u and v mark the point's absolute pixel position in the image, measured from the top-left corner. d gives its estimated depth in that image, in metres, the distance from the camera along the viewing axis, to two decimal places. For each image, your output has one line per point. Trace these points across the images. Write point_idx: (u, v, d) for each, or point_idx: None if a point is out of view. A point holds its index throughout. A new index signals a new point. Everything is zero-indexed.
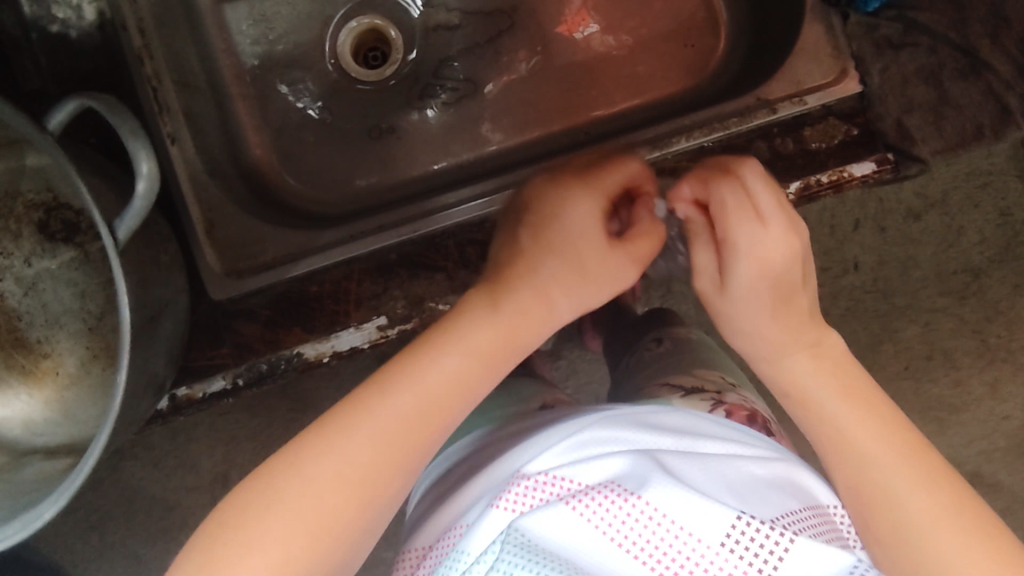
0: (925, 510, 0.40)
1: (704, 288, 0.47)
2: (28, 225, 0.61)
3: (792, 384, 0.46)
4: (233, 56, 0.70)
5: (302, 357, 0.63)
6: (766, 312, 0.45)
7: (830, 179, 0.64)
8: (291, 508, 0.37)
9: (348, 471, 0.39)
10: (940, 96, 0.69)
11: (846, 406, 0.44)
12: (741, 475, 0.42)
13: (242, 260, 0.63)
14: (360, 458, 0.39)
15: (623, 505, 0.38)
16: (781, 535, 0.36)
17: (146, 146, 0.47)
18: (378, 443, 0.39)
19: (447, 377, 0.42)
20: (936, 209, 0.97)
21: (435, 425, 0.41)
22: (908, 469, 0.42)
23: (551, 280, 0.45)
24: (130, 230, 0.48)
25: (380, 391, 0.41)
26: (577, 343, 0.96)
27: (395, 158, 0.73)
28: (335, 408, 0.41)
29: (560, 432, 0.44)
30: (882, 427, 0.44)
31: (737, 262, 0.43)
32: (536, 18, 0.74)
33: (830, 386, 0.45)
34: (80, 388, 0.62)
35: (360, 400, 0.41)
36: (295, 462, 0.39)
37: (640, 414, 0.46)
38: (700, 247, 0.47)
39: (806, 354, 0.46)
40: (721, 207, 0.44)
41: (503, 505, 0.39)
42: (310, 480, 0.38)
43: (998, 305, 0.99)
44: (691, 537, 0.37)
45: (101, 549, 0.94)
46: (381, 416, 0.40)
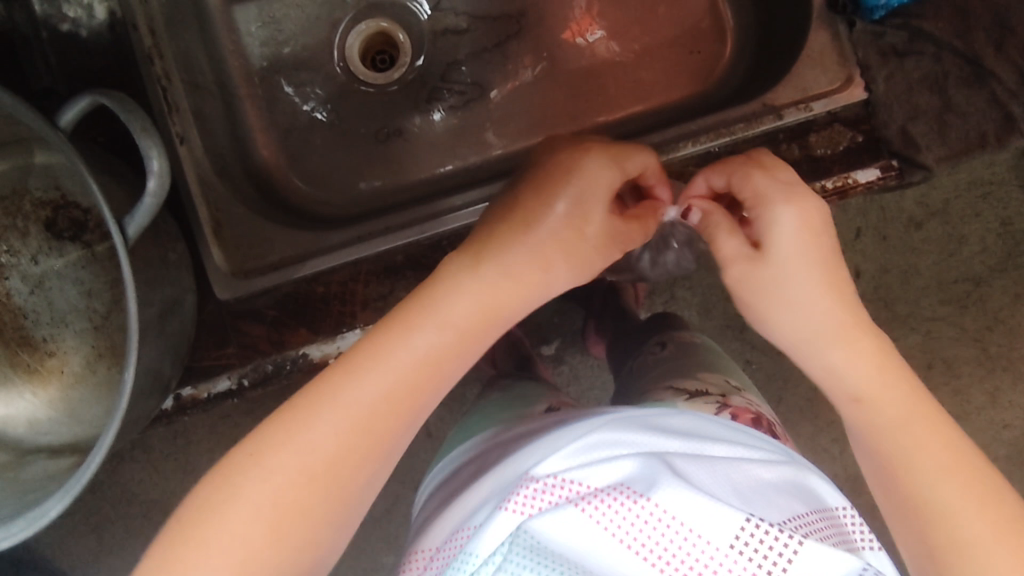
0: (953, 496, 0.39)
1: (738, 267, 0.47)
2: (35, 223, 0.61)
3: (843, 378, 0.45)
4: (242, 57, 0.70)
5: (307, 358, 0.64)
6: (808, 286, 0.45)
7: (834, 186, 0.66)
8: (241, 507, 0.37)
9: (312, 464, 0.38)
10: (943, 103, 0.69)
11: (885, 390, 0.43)
12: (751, 479, 0.42)
13: (249, 260, 0.62)
14: (327, 447, 0.39)
15: (632, 507, 0.37)
16: (791, 538, 0.36)
17: (158, 143, 0.47)
18: (332, 441, 0.39)
19: (419, 355, 0.41)
20: (937, 218, 0.97)
21: (404, 407, 0.41)
22: (945, 462, 0.41)
23: (550, 249, 0.45)
24: (140, 227, 0.47)
25: (335, 384, 0.40)
26: (580, 349, 0.96)
27: (401, 161, 0.73)
28: (291, 403, 0.40)
29: (568, 436, 0.44)
30: (927, 427, 0.42)
31: (780, 215, 0.45)
32: (543, 23, 0.74)
33: (878, 376, 0.44)
34: (85, 387, 0.62)
35: (315, 393, 0.40)
36: (255, 452, 0.38)
37: (648, 417, 0.46)
38: (724, 236, 0.48)
39: (856, 346, 0.45)
40: (750, 187, 0.47)
41: (511, 508, 0.39)
42: (262, 478, 0.37)
43: (998, 314, 0.99)
44: (701, 539, 0.37)
45: (99, 551, 0.94)
46: (350, 401, 0.39)
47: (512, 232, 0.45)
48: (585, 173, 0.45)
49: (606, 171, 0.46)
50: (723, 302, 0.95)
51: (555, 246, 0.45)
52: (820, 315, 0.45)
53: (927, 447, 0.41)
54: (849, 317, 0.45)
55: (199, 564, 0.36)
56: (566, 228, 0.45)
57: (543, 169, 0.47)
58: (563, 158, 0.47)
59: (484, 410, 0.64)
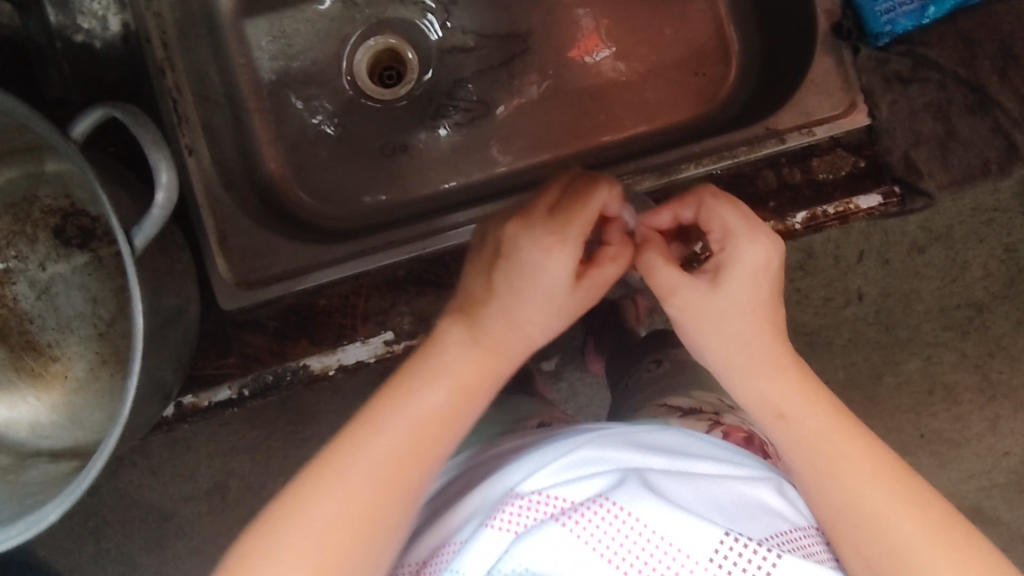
0: (903, 525, 0.41)
1: (682, 294, 0.46)
2: (44, 229, 0.62)
3: (774, 398, 0.45)
4: (252, 70, 0.71)
5: (307, 370, 0.64)
6: (755, 325, 0.46)
7: (835, 211, 0.66)
8: (289, 547, 0.38)
9: (347, 513, 0.39)
10: (947, 130, 0.68)
11: (830, 425, 0.44)
12: (733, 495, 0.42)
13: (253, 272, 0.64)
14: (358, 500, 0.40)
15: (614, 521, 0.38)
16: (770, 552, 0.37)
17: (168, 156, 0.48)
18: (371, 483, 0.40)
19: (432, 411, 0.42)
20: (941, 243, 0.98)
21: (433, 454, 0.42)
22: (896, 497, 0.42)
23: (528, 314, 0.44)
24: (147, 237, 0.48)
25: (366, 435, 0.41)
26: (580, 365, 0.96)
27: (404, 176, 0.73)
28: (326, 452, 0.41)
29: (554, 452, 0.44)
30: (875, 460, 0.43)
31: (743, 247, 0.45)
32: (550, 42, 0.75)
33: (812, 412, 0.45)
34: (88, 392, 0.62)
35: (351, 441, 0.41)
36: (295, 502, 0.40)
37: (631, 434, 0.46)
38: (665, 268, 0.46)
39: (788, 379, 0.45)
40: (716, 221, 0.46)
41: (495, 526, 0.39)
42: (308, 519, 0.39)
43: (1000, 341, 0.99)
44: (681, 553, 0.37)
45: (97, 553, 0.96)
46: (376, 453, 0.41)
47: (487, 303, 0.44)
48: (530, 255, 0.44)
49: (562, 251, 0.44)
50: None
51: (530, 312, 0.44)
52: (747, 344, 0.46)
53: (873, 478, 0.42)
54: (774, 352, 0.46)
55: None
56: (538, 301, 0.44)
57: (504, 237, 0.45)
58: (520, 232, 0.44)
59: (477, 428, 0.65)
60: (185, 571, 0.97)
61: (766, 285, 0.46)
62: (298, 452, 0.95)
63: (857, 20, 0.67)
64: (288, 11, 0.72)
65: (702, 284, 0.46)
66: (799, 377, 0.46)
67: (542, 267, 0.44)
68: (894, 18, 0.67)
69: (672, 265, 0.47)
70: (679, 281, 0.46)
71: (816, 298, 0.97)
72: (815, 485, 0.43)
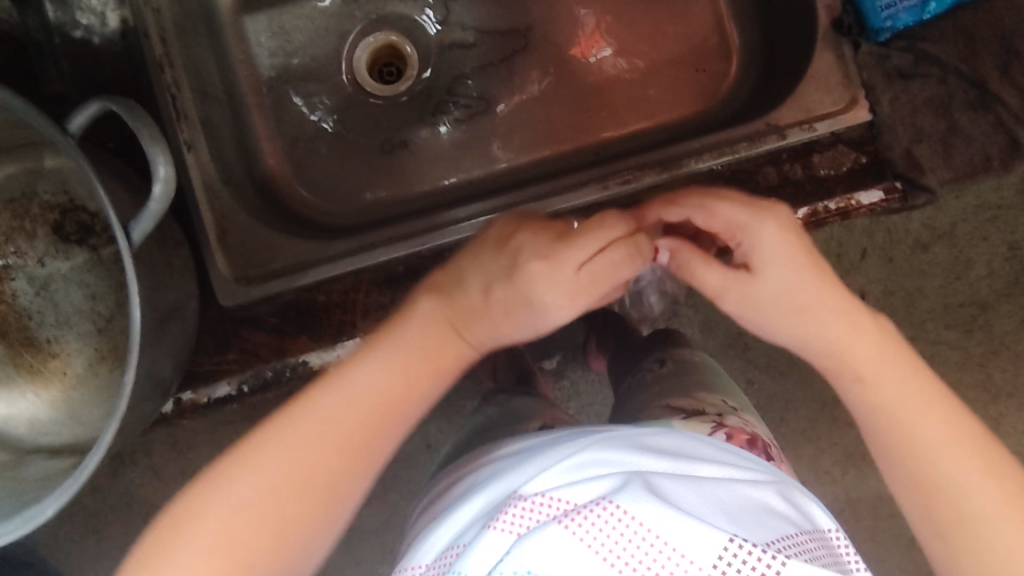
0: (979, 493, 0.41)
1: (733, 296, 0.48)
2: (43, 225, 0.62)
3: (850, 368, 0.46)
4: (251, 67, 0.71)
5: (306, 366, 0.64)
6: (825, 297, 0.47)
7: (837, 207, 0.66)
8: (233, 493, 0.39)
9: (293, 466, 0.40)
10: (949, 126, 0.68)
11: (910, 392, 0.45)
12: (738, 498, 0.42)
13: (253, 268, 0.63)
14: (303, 456, 0.41)
15: (617, 525, 0.36)
16: (775, 558, 0.35)
17: (165, 149, 0.47)
18: (320, 440, 0.41)
19: (383, 378, 0.44)
20: (944, 241, 0.97)
21: (384, 422, 0.43)
22: (975, 469, 0.42)
23: (522, 337, 0.48)
24: (145, 233, 0.49)
25: (317, 395, 0.43)
26: (582, 364, 0.96)
27: (405, 173, 0.73)
28: (278, 410, 0.43)
29: (559, 455, 0.44)
30: (953, 428, 0.44)
31: (763, 232, 0.47)
32: (550, 38, 0.75)
33: (890, 378, 0.45)
34: (86, 388, 0.62)
35: (304, 400, 0.43)
36: (243, 452, 0.41)
37: (635, 437, 0.46)
38: (706, 270, 0.49)
39: (871, 344, 0.46)
40: (720, 218, 0.49)
41: (498, 527, 0.39)
42: (256, 470, 0.40)
43: (1004, 339, 0.99)
44: (682, 558, 0.35)
45: (97, 553, 0.96)
46: (326, 412, 0.42)
47: (484, 320, 0.46)
48: (547, 304, 0.46)
49: (547, 285, 0.46)
50: None
51: (523, 337, 0.48)
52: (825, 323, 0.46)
53: (950, 446, 0.43)
54: (850, 321, 0.46)
55: (192, 542, 0.38)
56: (533, 332, 0.48)
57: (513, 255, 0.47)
58: (529, 262, 0.46)
59: (479, 433, 0.65)
60: None
61: (803, 258, 0.47)
62: None
63: (857, 16, 0.67)
64: (287, 8, 0.72)
65: (744, 276, 0.48)
66: (880, 343, 0.46)
67: (551, 313, 0.46)
68: (895, 13, 0.67)
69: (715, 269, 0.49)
70: (725, 283, 0.48)
71: None
72: (891, 453, 0.44)
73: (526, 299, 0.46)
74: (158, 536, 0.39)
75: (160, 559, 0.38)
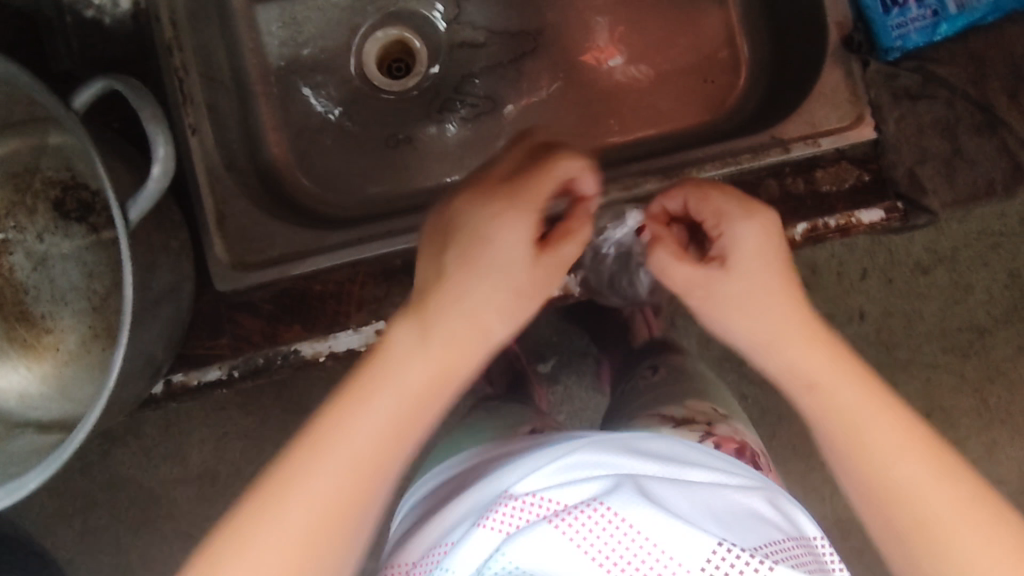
0: (936, 500, 0.40)
1: (701, 293, 0.48)
2: (44, 201, 0.63)
3: (796, 374, 0.45)
4: (261, 55, 0.71)
5: (297, 355, 0.64)
6: (778, 298, 0.46)
7: (837, 224, 0.66)
8: (283, 525, 0.36)
9: (342, 491, 0.37)
10: (953, 149, 0.68)
11: (861, 397, 0.43)
12: (726, 505, 0.42)
13: (250, 253, 0.63)
14: (349, 480, 0.38)
15: (608, 527, 0.36)
16: (762, 562, 0.35)
17: (166, 131, 0.48)
18: (367, 459, 0.38)
19: (424, 380, 0.40)
20: (945, 265, 0.97)
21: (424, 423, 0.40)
22: (931, 473, 0.41)
23: (500, 283, 0.42)
24: (142, 212, 0.49)
25: (358, 403, 0.39)
26: (576, 369, 0.96)
27: (408, 169, 0.74)
28: (314, 423, 0.39)
29: (547, 457, 0.44)
30: (907, 429, 0.42)
31: (739, 231, 0.47)
32: (560, 42, 0.75)
33: (837, 384, 0.44)
34: (78, 365, 0.62)
35: (341, 410, 0.39)
36: (285, 477, 0.37)
37: (625, 441, 0.46)
38: (676, 261, 0.48)
39: (820, 351, 0.45)
40: (709, 207, 0.49)
41: (488, 525, 0.38)
42: (307, 498, 0.37)
43: (1001, 367, 0.98)
44: (671, 561, 0.36)
45: (82, 533, 0.96)
46: (368, 425, 0.39)
47: (461, 276, 0.42)
48: (491, 227, 0.42)
49: (517, 226, 0.42)
50: None
51: (491, 291, 0.42)
52: (778, 322, 0.45)
53: (903, 450, 0.42)
54: (795, 324, 0.46)
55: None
56: (500, 279, 0.42)
57: (457, 205, 0.44)
58: (471, 210, 0.43)
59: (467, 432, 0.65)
60: (169, 554, 0.97)
61: (775, 260, 0.47)
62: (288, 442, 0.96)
63: (868, 34, 0.67)
64: None
65: (715, 270, 0.47)
66: (827, 346, 0.45)
67: (499, 237, 0.42)
68: (905, 33, 0.66)
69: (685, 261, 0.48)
70: (693, 276, 0.47)
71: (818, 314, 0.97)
72: (847, 459, 0.43)
73: (486, 224, 0.42)
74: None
75: None
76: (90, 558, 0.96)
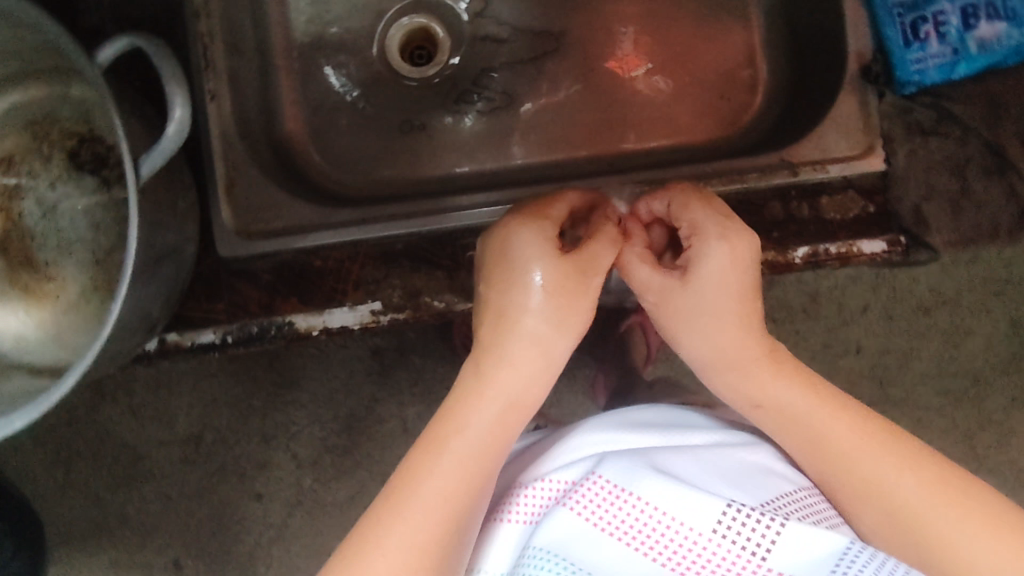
0: (904, 487, 0.41)
1: (654, 291, 0.50)
2: (60, 150, 0.64)
3: (756, 389, 0.47)
4: (286, 31, 0.72)
5: (292, 327, 0.64)
6: (738, 317, 0.48)
7: (837, 252, 0.65)
8: (392, 539, 0.40)
9: (445, 504, 0.41)
10: (962, 188, 0.68)
11: (815, 403, 0.46)
12: (732, 464, 0.46)
13: (254, 224, 0.65)
14: (443, 494, 0.41)
15: (620, 504, 0.41)
16: (774, 521, 0.39)
17: (185, 92, 0.48)
18: (459, 475, 0.42)
19: (499, 405, 0.45)
20: (947, 307, 0.97)
21: (500, 446, 0.45)
22: (892, 461, 0.42)
23: (545, 314, 0.47)
24: (153, 169, 0.49)
25: (440, 435, 0.44)
26: (569, 372, 0.98)
27: (420, 155, 0.74)
28: (404, 462, 0.43)
29: (556, 443, 0.48)
30: (862, 425, 0.44)
31: (709, 251, 0.48)
32: (582, 45, 0.76)
33: (794, 398, 0.46)
34: (77, 314, 0.63)
35: (428, 447, 0.43)
36: (390, 503, 0.41)
37: (625, 416, 0.50)
38: (639, 266, 0.51)
39: (768, 372, 0.47)
40: (687, 218, 0.51)
41: (511, 519, 0.44)
42: (414, 514, 0.40)
43: (993, 415, 0.98)
44: (683, 526, 0.40)
45: (64, 485, 0.97)
46: (457, 449, 0.43)
47: (504, 296, 0.47)
48: (515, 236, 0.48)
49: (526, 227, 0.49)
50: None
51: (550, 315, 0.47)
52: (735, 342, 0.48)
53: (862, 443, 0.43)
54: (751, 344, 0.48)
55: None
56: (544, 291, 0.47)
57: (491, 236, 0.51)
58: (493, 237, 0.50)
59: None
60: (149, 514, 0.98)
61: (741, 276, 0.48)
62: (277, 416, 0.97)
63: (886, 65, 0.67)
64: None
65: (674, 281, 0.49)
66: (777, 364, 0.47)
67: (533, 255, 0.47)
68: (924, 69, 0.66)
69: (648, 264, 0.51)
70: (651, 280, 0.50)
71: (814, 344, 0.97)
72: (813, 462, 0.45)
73: (522, 245, 0.48)
74: None
75: None
76: (68, 510, 0.97)
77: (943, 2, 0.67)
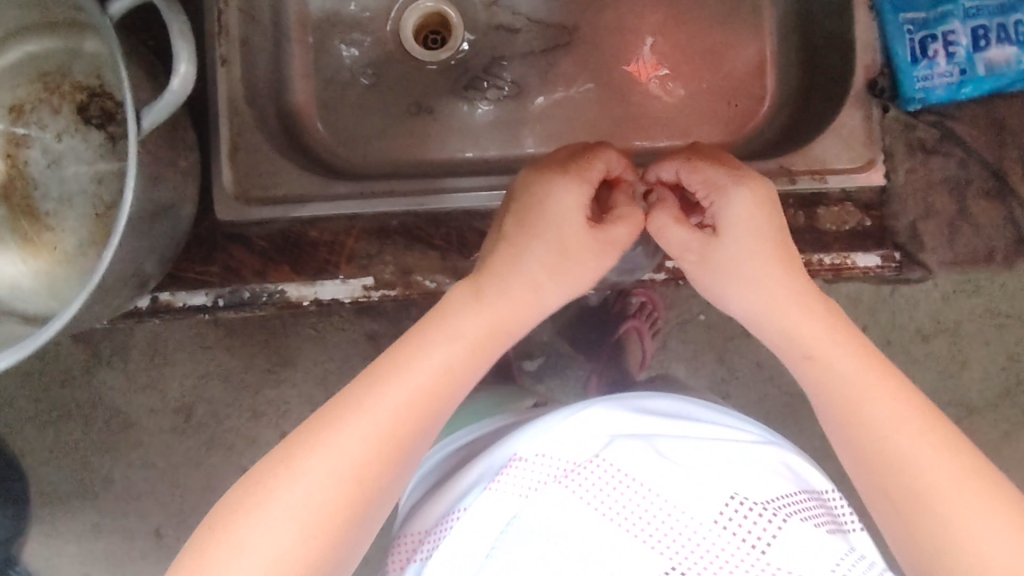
0: (937, 468, 0.41)
1: (695, 245, 0.51)
2: (69, 103, 0.65)
3: (805, 337, 0.47)
4: (302, 4, 0.73)
5: (283, 295, 0.65)
6: (778, 269, 0.48)
7: (831, 263, 0.65)
8: (337, 440, 0.40)
9: (398, 418, 0.42)
10: (959, 209, 0.68)
11: (861, 367, 0.45)
12: (738, 451, 0.45)
13: (253, 189, 0.65)
14: (398, 412, 0.42)
15: (621, 488, 0.41)
16: (775, 516, 0.39)
17: (190, 47, 0.49)
18: (421, 397, 0.43)
19: (468, 338, 0.45)
20: (945, 335, 0.97)
21: (465, 378, 0.45)
22: (929, 443, 0.42)
23: (538, 269, 0.48)
24: (154, 123, 0.50)
25: (411, 351, 0.44)
26: (561, 372, 0.98)
27: (425, 138, 0.75)
28: (368, 370, 0.44)
29: (562, 412, 0.47)
30: (903, 402, 0.44)
31: (731, 196, 0.49)
32: (595, 41, 0.76)
33: (836, 356, 0.46)
34: (72, 266, 0.64)
35: (397, 356, 0.44)
36: (344, 405, 0.41)
37: (632, 397, 0.49)
38: (674, 224, 0.51)
39: (820, 321, 0.47)
40: (700, 177, 0.51)
41: (502, 488, 0.42)
42: (365, 421, 0.41)
43: (984, 447, 0.98)
44: (684, 516, 0.40)
45: (54, 444, 0.98)
46: (422, 368, 0.43)
47: (512, 246, 0.49)
48: (551, 188, 0.50)
49: (571, 189, 0.49)
50: (711, 363, 0.97)
51: (540, 262, 0.48)
52: (770, 294, 0.48)
53: (908, 422, 0.43)
54: (794, 298, 0.48)
55: (294, 482, 0.39)
56: (547, 243, 0.49)
57: (517, 190, 0.52)
58: (534, 184, 0.51)
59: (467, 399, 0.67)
60: (134, 480, 0.98)
61: (768, 230, 0.49)
62: (268, 392, 0.97)
63: (892, 80, 0.68)
64: None
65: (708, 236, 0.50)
66: (829, 319, 0.47)
67: (556, 201, 0.49)
68: (930, 86, 0.67)
69: (679, 223, 0.51)
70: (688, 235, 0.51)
71: None
72: (843, 428, 0.44)
73: (542, 197, 0.50)
74: (254, 486, 0.39)
75: (258, 507, 0.38)
76: (56, 470, 0.98)
77: (954, 23, 0.69)
